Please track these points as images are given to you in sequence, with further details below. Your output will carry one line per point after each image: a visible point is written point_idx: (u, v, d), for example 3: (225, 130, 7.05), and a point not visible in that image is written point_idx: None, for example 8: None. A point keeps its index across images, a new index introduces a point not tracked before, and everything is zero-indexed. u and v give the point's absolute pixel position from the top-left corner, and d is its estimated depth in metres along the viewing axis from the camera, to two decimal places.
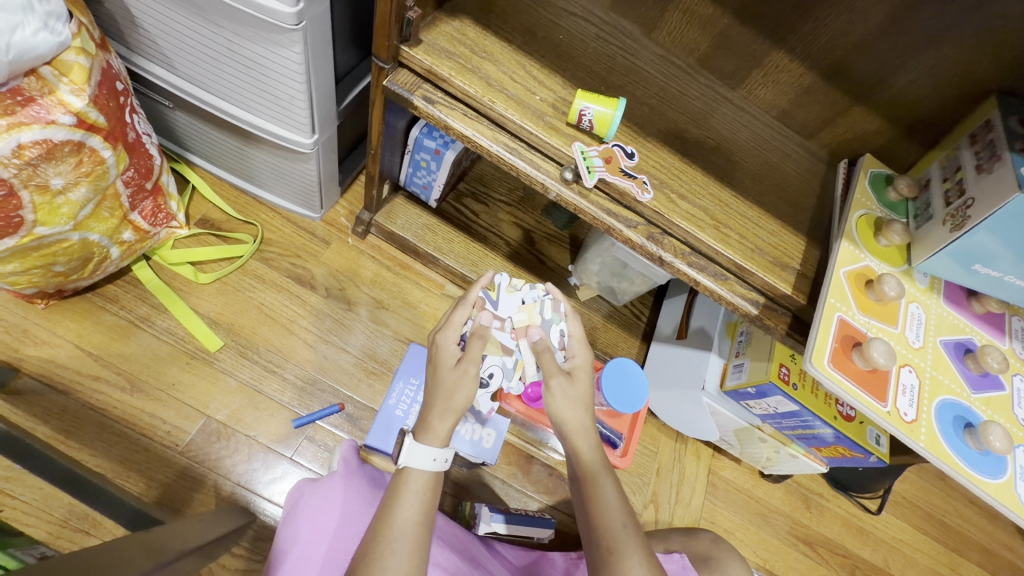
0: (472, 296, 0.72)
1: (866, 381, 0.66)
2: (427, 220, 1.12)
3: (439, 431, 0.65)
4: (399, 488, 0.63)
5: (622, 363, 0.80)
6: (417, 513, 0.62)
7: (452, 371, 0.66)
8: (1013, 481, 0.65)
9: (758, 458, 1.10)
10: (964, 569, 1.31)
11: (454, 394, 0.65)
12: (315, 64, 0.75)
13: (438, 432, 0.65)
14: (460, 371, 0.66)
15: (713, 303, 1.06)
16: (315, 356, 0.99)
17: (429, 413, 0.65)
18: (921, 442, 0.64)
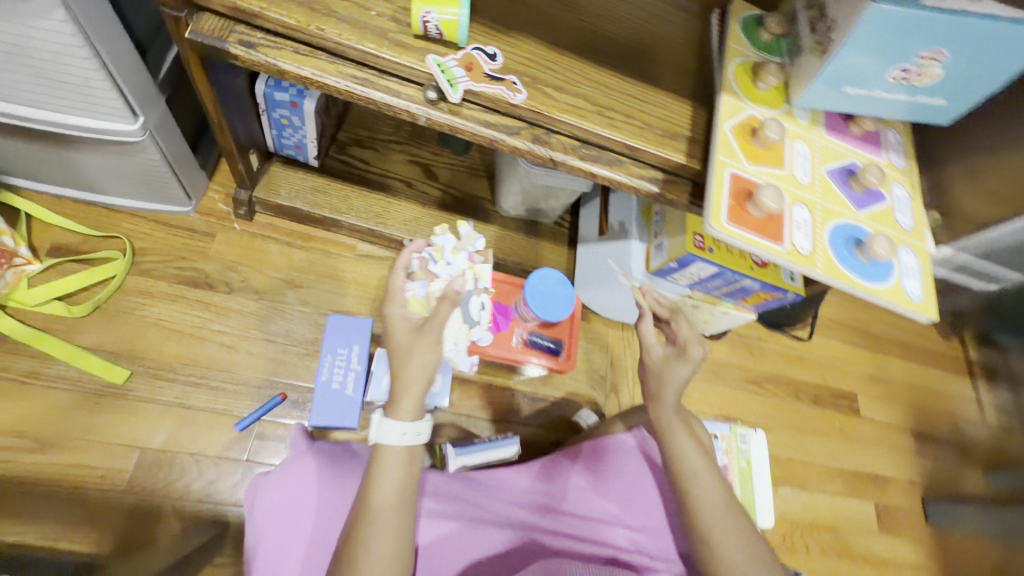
0: (402, 259, 0.70)
1: (765, 228, 0.68)
2: (315, 182, 1.04)
3: (409, 405, 0.64)
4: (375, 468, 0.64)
5: (548, 273, 0.79)
6: (396, 491, 0.63)
7: (411, 334, 0.66)
8: (899, 282, 0.71)
9: (696, 325, 1.17)
10: (886, 363, 1.50)
11: (424, 363, 0.65)
12: (102, 37, 0.63)
13: (410, 407, 0.65)
14: (423, 335, 0.65)
15: (625, 195, 1.07)
16: (239, 356, 0.93)
17: (397, 389, 0.65)
18: (818, 269, 0.68)
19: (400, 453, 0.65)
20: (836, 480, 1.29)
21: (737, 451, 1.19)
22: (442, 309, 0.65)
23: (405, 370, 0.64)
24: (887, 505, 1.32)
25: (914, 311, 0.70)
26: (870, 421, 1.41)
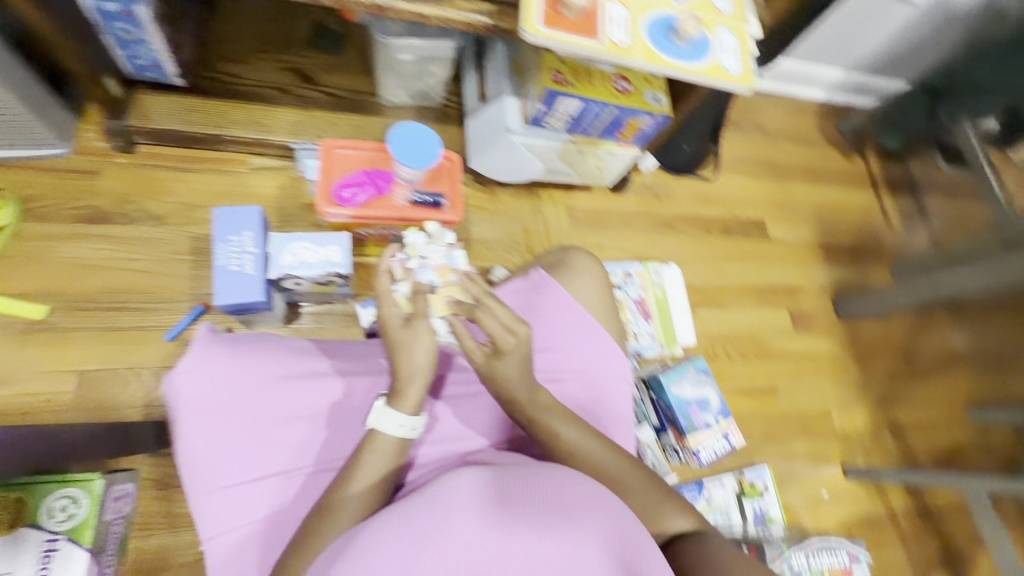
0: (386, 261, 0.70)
1: (579, 27, 0.72)
2: (187, 103, 1.04)
3: (410, 401, 0.66)
4: (366, 450, 0.65)
5: (407, 124, 0.85)
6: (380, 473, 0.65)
7: (404, 329, 0.65)
8: (718, 58, 0.76)
9: (594, 175, 1.23)
10: (791, 188, 1.60)
11: (421, 354, 0.66)
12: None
13: (412, 399, 0.66)
14: (418, 328, 0.66)
15: (495, 53, 1.10)
16: (154, 278, 0.98)
17: (399, 380, 0.66)
18: (636, 57, 0.73)
19: (394, 441, 0.66)
20: (750, 296, 1.42)
21: (653, 284, 1.29)
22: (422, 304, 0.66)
23: (403, 361, 0.65)
24: (800, 310, 1.46)
25: (732, 83, 0.76)
26: (780, 241, 1.52)
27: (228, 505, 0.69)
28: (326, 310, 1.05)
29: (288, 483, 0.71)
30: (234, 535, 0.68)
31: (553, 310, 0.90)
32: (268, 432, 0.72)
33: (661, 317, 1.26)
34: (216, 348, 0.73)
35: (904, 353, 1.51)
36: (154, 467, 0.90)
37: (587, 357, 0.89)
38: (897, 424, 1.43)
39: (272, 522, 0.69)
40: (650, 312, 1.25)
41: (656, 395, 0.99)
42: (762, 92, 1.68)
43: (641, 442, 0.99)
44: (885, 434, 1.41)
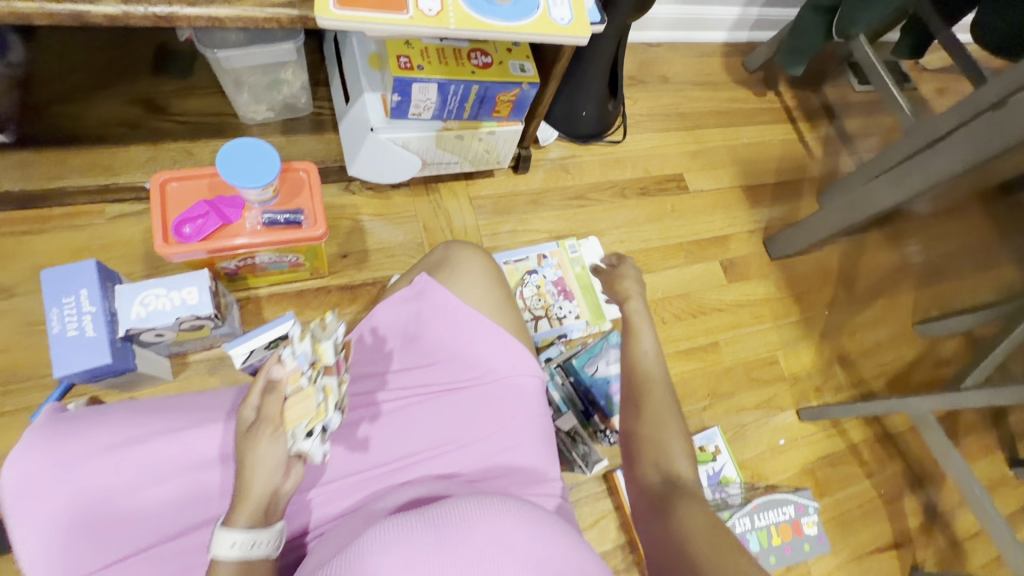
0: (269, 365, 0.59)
1: (382, 3, 0.65)
2: (18, 158, 0.96)
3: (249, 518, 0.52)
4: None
5: (244, 140, 0.77)
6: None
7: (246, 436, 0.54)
8: (546, 12, 0.71)
9: (487, 159, 1.17)
10: (705, 135, 1.56)
11: (258, 467, 0.52)
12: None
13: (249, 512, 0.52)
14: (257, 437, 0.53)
15: (350, 48, 1.02)
16: (11, 355, 0.90)
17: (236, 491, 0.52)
18: (452, 24, 0.67)
19: (233, 566, 0.50)
20: (677, 254, 1.37)
21: (571, 262, 1.26)
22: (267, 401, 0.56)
23: (244, 474, 0.52)
24: (732, 258, 1.42)
25: (565, 36, 0.71)
26: (701, 192, 1.48)
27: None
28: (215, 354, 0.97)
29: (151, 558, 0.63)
30: None
31: (439, 316, 0.82)
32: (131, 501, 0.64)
33: (584, 295, 1.23)
34: (34, 438, 0.65)
35: (843, 282, 1.49)
36: None
37: (485, 361, 0.80)
38: (845, 355, 1.41)
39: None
40: (570, 292, 1.21)
41: (574, 378, 0.94)
42: (662, 43, 1.62)
43: (562, 431, 0.93)
44: (835, 367, 1.39)
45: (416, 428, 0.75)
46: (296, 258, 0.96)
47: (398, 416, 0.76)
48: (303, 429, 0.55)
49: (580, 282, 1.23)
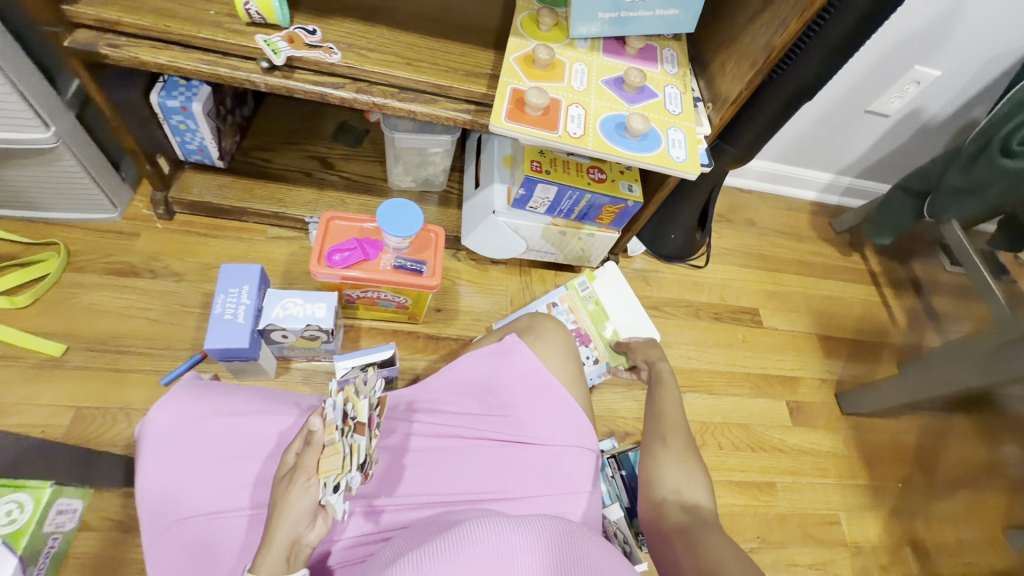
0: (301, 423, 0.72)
1: (540, 121, 0.85)
2: (223, 180, 1.22)
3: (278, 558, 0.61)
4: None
5: (397, 200, 0.96)
6: None
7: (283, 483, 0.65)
8: (665, 150, 0.88)
9: (579, 256, 1.32)
10: (784, 279, 1.63)
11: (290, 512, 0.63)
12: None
13: (270, 559, 0.61)
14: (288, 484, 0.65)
15: (491, 148, 1.25)
16: (161, 327, 1.08)
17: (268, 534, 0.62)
18: (589, 146, 0.85)
19: None
20: (742, 384, 1.39)
21: (584, 300, 1.27)
22: (306, 455, 0.66)
23: (274, 521, 0.63)
24: (799, 403, 1.41)
25: (677, 170, 0.87)
26: (773, 330, 1.51)
27: (164, 550, 0.69)
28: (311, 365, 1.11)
29: (217, 525, 0.70)
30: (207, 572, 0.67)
31: (520, 375, 0.91)
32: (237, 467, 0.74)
33: (602, 335, 1.23)
34: (183, 394, 0.79)
35: (920, 459, 1.40)
36: (119, 508, 0.90)
37: (551, 426, 0.86)
38: (918, 541, 1.29)
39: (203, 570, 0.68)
40: (586, 335, 1.22)
41: (626, 471, 1.01)
42: (753, 191, 1.78)
43: (609, 519, 0.93)
44: (905, 552, 1.27)
45: (472, 473, 0.81)
46: (403, 299, 1.10)
47: (446, 462, 0.82)
48: (332, 481, 0.66)
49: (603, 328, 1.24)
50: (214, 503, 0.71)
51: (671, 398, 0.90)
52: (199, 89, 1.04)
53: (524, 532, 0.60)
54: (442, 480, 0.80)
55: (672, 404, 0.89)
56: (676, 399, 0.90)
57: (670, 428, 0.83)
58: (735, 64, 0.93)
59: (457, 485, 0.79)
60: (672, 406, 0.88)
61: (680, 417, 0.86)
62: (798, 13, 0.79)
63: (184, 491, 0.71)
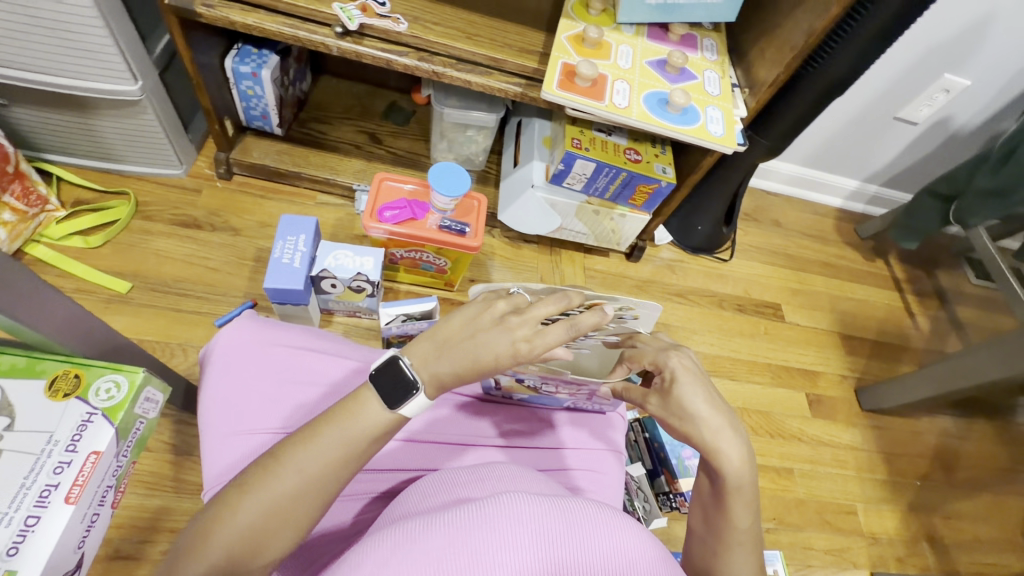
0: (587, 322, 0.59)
1: (588, 92, 0.92)
2: (280, 146, 1.30)
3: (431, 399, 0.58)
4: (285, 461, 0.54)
5: (446, 162, 1.03)
6: (318, 465, 0.54)
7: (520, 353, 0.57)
8: (704, 125, 0.94)
9: (609, 237, 1.37)
10: (807, 278, 1.66)
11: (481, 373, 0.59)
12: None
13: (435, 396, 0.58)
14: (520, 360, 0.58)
15: (531, 129, 1.32)
16: (216, 275, 1.15)
17: (457, 363, 0.57)
18: (632, 117, 0.92)
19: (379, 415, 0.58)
20: (763, 373, 1.42)
21: None
22: (554, 329, 0.58)
23: (478, 358, 0.56)
24: (819, 396, 1.43)
25: (715, 143, 0.92)
26: (796, 325, 1.54)
27: (215, 455, 0.73)
28: (353, 321, 1.17)
29: (268, 441, 0.74)
30: None
31: None
32: (292, 391, 0.79)
33: None
34: (246, 321, 0.84)
35: (941, 459, 1.41)
36: (171, 433, 0.97)
37: None
38: (935, 536, 1.30)
39: None
40: None
41: (649, 435, 1.03)
42: (780, 193, 1.81)
43: (630, 476, 0.99)
44: (922, 546, 1.29)
45: (481, 425, 0.82)
46: (444, 262, 1.14)
47: (449, 413, 0.82)
48: None
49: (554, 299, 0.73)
50: (268, 422, 0.75)
51: (742, 510, 0.61)
52: (268, 58, 1.12)
53: (565, 518, 0.48)
54: (441, 429, 0.80)
55: (742, 521, 0.61)
56: (750, 514, 0.62)
57: (735, 507, 0.61)
58: (774, 51, 0.98)
59: (454, 431, 0.80)
60: (740, 493, 0.61)
61: (746, 489, 0.62)
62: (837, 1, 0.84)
63: (241, 407, 0.76)
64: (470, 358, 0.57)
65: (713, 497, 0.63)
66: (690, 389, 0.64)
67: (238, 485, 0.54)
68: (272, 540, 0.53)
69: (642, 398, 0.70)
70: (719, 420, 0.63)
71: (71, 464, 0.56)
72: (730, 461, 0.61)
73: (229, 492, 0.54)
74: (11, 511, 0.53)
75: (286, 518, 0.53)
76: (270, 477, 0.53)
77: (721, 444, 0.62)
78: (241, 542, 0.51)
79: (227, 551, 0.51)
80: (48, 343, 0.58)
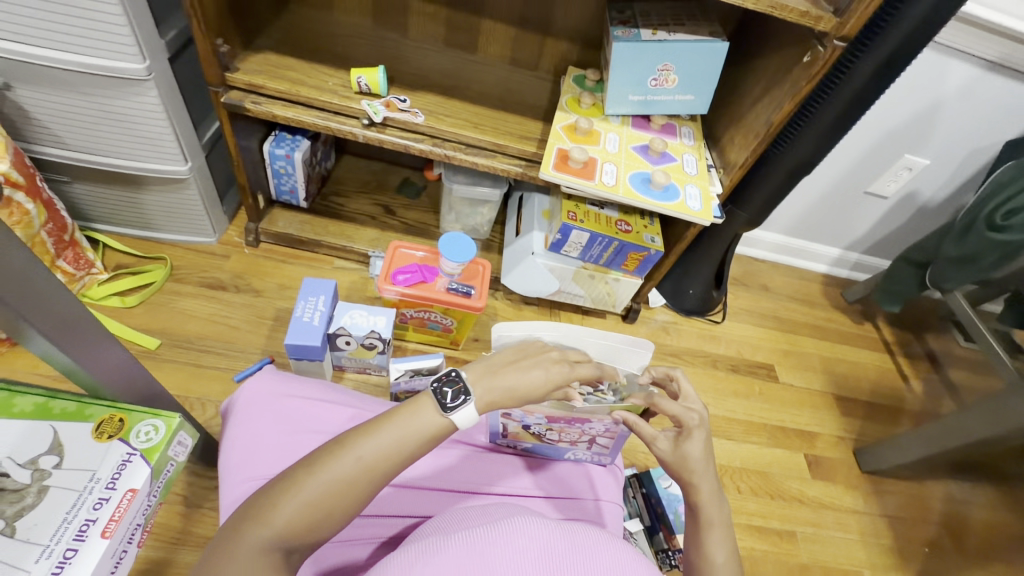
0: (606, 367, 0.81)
1: (580, 173, 1.06)
2: (304, 217, 1.44)
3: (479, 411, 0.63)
4: (353, 441, 0.59)
5: (454, 232, 1.14)
6: (377, 454, 0.58)
7: (559, 379, 0.70)
8: (683, 200, 1.06)
9: (605, 299, 1.46)
10: (798, 340, 1.72)
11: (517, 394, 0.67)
12: (135, 11, 0.92)
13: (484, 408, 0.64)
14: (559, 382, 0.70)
15: (531, 203, 1.45)
16: (238, 332, 1.24)
17: (505, 382, 0.66)
18: (619, 194, 1.05)
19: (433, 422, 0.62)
20: (760, 433, 1.44)
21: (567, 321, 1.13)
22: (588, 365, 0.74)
23: (527, 374, 0.67)
24: (817, 457, 1.44)
25: (694, 216, 1.04)
26: (790, 385, 1.59)
27: (236, 505, 0.76)
28: (362, 376, 1.24)
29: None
30: None
31: None
32: (305, 438, 0.84)
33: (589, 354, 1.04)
34: (267, 374, 0.92)
35: (947, 524, 1.40)
36: (184, 484, 1.00)
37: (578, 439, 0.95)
38: None
39: None
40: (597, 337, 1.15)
41: (646, 490, 1.06)
42: (766, 260, 1.93)
43: (628, 532, 1.01)
44: None
45: (490, 475, 0.87)
46: (450, 322, 1.23)
47: (461, 463, 0.88)
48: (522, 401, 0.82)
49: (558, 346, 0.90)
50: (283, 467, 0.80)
51: (719, 544, 0.65)
52: (301, 142, 1.28)
53: (572, 540, 0.53)
54: (451, 476, 0.86)
55: (719, 556, 0.65)
56: (727, 550, 0.66)
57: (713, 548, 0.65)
58: (741, 138, 1.13)
59: (455, 478, 0.85)
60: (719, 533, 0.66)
61: (726, 532, 0.67)
62: (791, 97, 0.99)
63: (258, 452, 0.81)
64: (518, 373, 0.67)
65: (693, 529, 0.68)
66: (690, 437, 0.69)
67: (303, 466, 0.58)
68: (323, 523, 0.57)
69: (650, 437, 0.71)
70: (706, 465, 0.68)
71: (108, 501, 0.61)
72: (705, 500, 0.67)
73: (293, 471, 0.58)
74: (52, 544, 0.58)
75: (340, 500, 0.57)
76: (333, 459, 0.58)
77: (705, 485, 0.67)
78: (294, 522, 0.55)
79: (284, 526, 0.55)
80: (100, 388, 0.66)
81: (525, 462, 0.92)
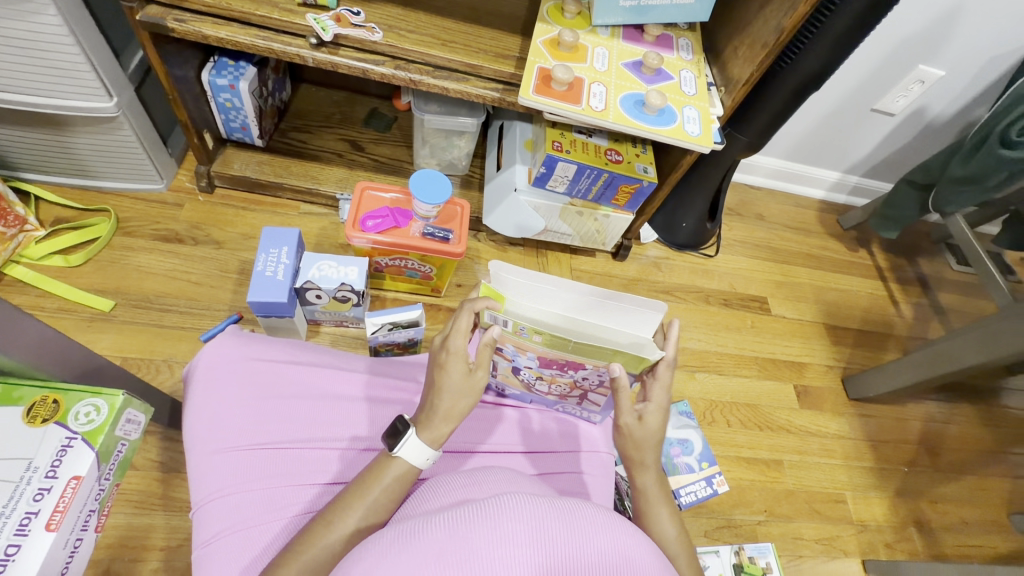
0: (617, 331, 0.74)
1: (565, 96, 0.93)
2: (261, 157, 1.30)
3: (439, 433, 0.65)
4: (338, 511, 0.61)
5: (427, 170, 1.03)
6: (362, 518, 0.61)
7: (466, 376, 0.66)
8: (681, 125, 0.95)
9: (594, 236, 1.38)
10: (792, 270, 1.68)
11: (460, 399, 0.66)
12: None
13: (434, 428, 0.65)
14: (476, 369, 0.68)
15: (513, 134, 1.32)
16: (200, 288, 1.15)
17: (435, 412, 0.66)
18: (610, 119, 0.93)
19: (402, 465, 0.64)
20: (749, 366, 1.43)
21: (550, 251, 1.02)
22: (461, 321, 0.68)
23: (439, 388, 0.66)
24: (805, 386, 1.45)
25: (693, 143, 0.94)
26: (782, 317, 1.56)
27: (217, 472, 0.72)
28: (339, 329, 1.17)
29: (271, 458, 0.74)
30: (243, 497, 0.70)
31: None
32: (277, 404, 0.79)
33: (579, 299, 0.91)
34: (229, 336, 0.84)
35: (927, 444, 1.43)
36: (158, 450, 0.96)
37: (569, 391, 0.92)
38: (922, 520, 1.33)
39: (239, 497, 0.70)
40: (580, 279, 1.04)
41: None
42: (762, 187, 1.83)
43: (620, 476, 1.00)
44: (910, 530, 1.31)
45: (482, 433, 0.83)
46: (429, 269, 1.15)
47: None
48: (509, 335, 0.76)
49: (539, 296, 0.76)
50: (256, 436, 0.75)
51: (667, 520, 0.70)
52: (245, 70, 1.11)
53: (565, 518, 0.49)
54: None
55: (668, 531, 0.69)
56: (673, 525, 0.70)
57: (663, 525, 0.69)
58: (747, 49, 0.99)
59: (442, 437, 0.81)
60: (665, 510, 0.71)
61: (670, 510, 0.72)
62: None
63: (226, 421, 0.75)
64: (433, 391, 0.67)
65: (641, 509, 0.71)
66: (649, 419, 0.72)
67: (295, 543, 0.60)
68: None
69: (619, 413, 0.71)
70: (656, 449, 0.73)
71: (51, 490, 0.56)
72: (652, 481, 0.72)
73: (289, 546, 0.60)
74: None
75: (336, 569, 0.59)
76: (324, 532, 0.60)
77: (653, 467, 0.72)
78: None
79: None
80: (26, 368, 0.58)
81: (513, 416, 0.88)
